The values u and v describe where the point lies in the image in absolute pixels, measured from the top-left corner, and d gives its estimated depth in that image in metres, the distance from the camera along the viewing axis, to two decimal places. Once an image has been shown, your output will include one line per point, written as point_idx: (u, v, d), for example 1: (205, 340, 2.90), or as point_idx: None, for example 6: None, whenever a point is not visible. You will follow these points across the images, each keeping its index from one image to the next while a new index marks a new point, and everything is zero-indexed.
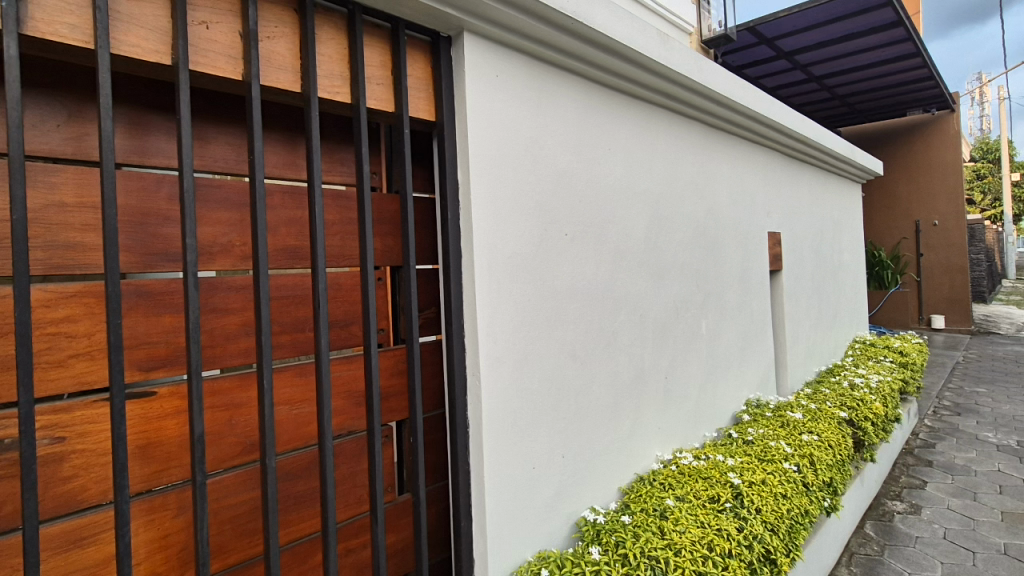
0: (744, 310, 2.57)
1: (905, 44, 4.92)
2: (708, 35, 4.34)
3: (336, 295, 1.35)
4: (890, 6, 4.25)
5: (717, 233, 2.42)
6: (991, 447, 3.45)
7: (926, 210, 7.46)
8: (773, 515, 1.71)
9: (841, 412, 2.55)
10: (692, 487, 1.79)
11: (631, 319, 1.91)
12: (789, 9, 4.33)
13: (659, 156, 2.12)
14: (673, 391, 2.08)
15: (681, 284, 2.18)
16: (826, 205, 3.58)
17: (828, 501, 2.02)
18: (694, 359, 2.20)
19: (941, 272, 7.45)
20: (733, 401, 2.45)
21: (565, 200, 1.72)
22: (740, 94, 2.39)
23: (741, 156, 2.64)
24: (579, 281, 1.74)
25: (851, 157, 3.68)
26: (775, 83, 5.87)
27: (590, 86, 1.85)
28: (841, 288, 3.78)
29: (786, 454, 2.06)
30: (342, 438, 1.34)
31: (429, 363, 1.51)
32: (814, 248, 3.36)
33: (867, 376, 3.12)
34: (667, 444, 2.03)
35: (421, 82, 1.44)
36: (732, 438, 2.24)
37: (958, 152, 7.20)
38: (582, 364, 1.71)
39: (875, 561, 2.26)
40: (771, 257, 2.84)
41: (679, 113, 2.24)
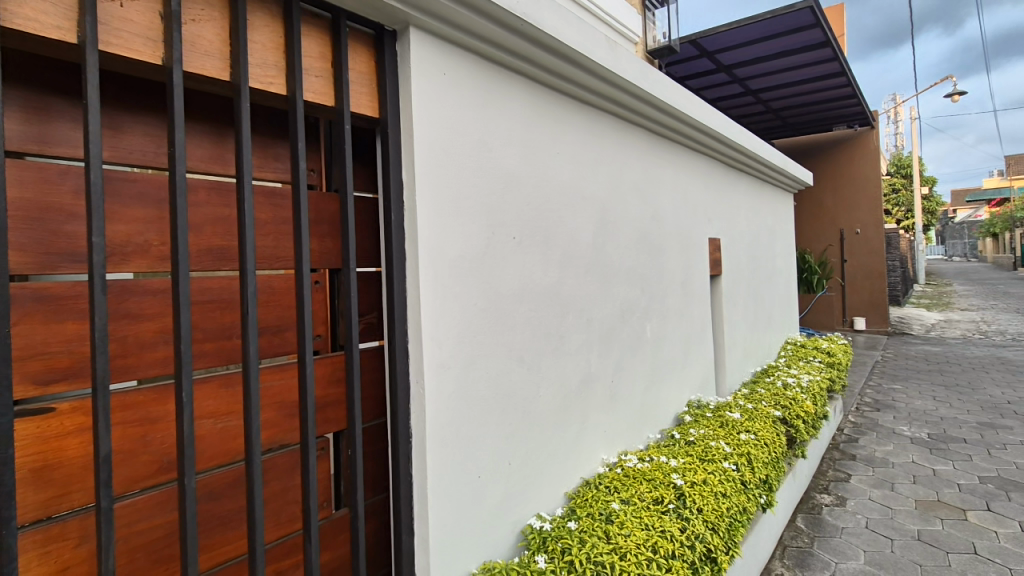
0: (686, 313, 2.64)
1: (831, 63, 5.26)
2: (653, 46, 4.47)
3: (268, 300, 1.27)
4: (819, 28, 4.52)
5: (661, 239, 2.47)
6: (906, 440, 3.73)
7: (849, 220, 8.00)
8: (714, 514, 1.75)
9: (775, 411, 2.67)
10: (637, 489, 1.81)
11: (578, 324, 1.92)
12: (728, 24, 4.52)
13: (607, 162, 2.14)
14: (618, 394, 2.10)
15: (627, 288, 2.21)
16: (762, 213, 3.76)
17: (764, 497, 2.09)
18: (639, 362, 2.24)
19: (863, 277, 8.02)
20: (676, 402, 2.51)
21: (513, 204, 1.69)
22: (683, 104, 2.47)
23: (684, 164, 2.72)
24: (527, 285, 1.72)
25: (784, 168, 3.88)
26: (715, 95, 6.13)
27: (539, 89, 1.84)
28: (775, 291, 3.97)
29: (725, 454, 2.12)
30: (273, 452, 1.25)
31: (369, 370, 1.44)
32: (751, 254, 3.52)
33: (798, 376, 3.29)
34: (612, 447, 2.05)
35: (364, 77, 1.38)
36: (674, 439, 2.29)
37: (877, 166, 7.77)
38: (530, 369, 1.70)
39: (806, 553, 2.36)
40: (712, 262, 2.93)
41: (625, 120, 2.28)
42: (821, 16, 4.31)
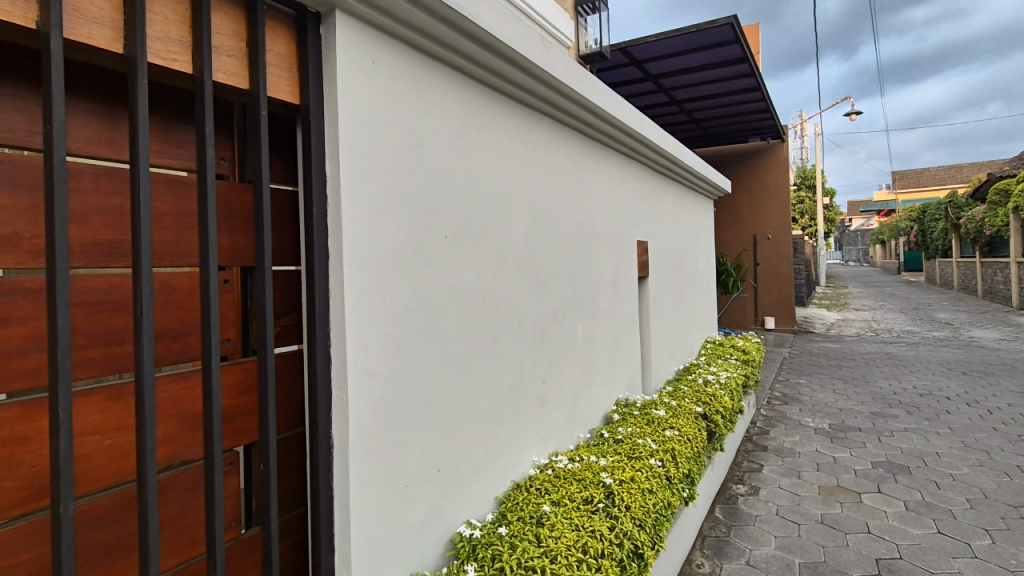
0: (616, 314, 2.70)
1: (747, 78, 5.61)
2: (585, 51, 4.56)
3: (168, 300, 1.14)
4: (738, 44, 4.80)
5: (592, 241, 2.51)
6: (810, 430, 4.05)
7: (762, 226, 8.60)
8: (641, 511, 1.79)
9: (697, 407, 2.80)
10: (567, 489, 1.81)
11: (510, 325, 1.90)
12: (656, 35, 4.69)
13: (540, 163, 2.14)
14: (550, 395, 2.10)
15: (560, 290, 2.21)
16: (686, 218, 3.94)
17: (687, 491, 2.18)
18: (570, 362, 2.26)
19: (773, 279, 8.65)
20: (605, 402, 2.55)
21: (445, 203, 1.64)
22: (614, 109, 2.52)
23: (614, 168, 2.78)
24: (459, 286, 1.68)
25: (706, 176, 4.09)
26: (642, 102, 6.36)
27: (473, 84, 1.80)
28: (697, 292, 4.17)
29: (651, 450, 2.18)
30: (171, 470, 1.13)
31: (284, 376, 1.33)
32: (676, 257, 3.67)
33: (717, 373, 3.48)
34: (544, 448, 2.05)
35: (283, 60, 1.28)
36: (604, 438, 2.32)
37: (786, 177, 8.40)
38: (462, 372, 1.66)
39: (724, 542, 2.49)
40: (640, 263, 3.02)
41: (558, 121, 2.29)
42: (740, 33, 4.58)
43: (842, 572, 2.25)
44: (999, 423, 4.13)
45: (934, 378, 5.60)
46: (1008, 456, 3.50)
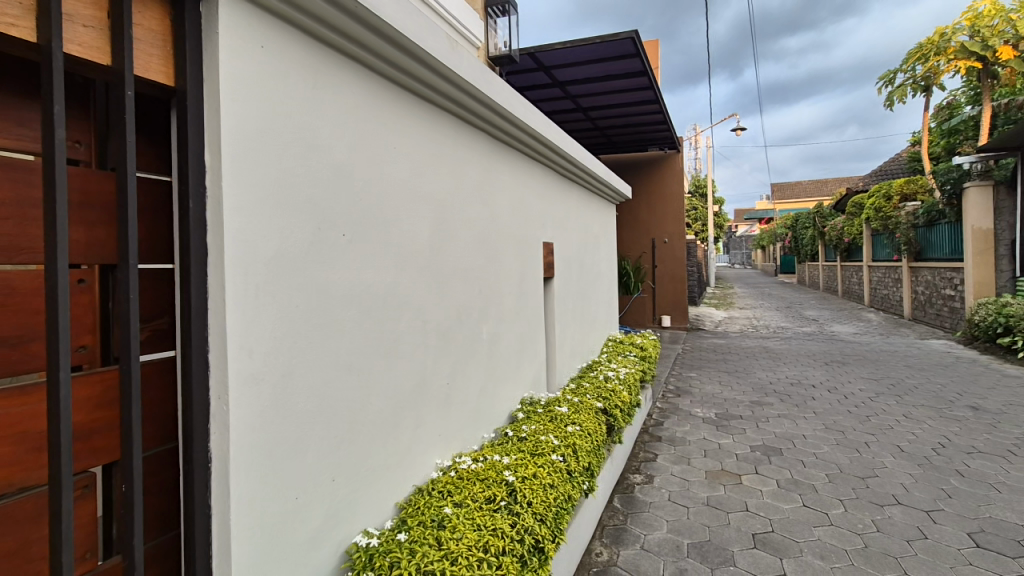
0: (521, 314, 2.75)
1: (646, 90, 5.97)
2: (494, 52, 4.58)
3: (4, 304, 0.98)
4: (638, 58, 5.10)
5: (498, 241, 2.53)
6: (698, 420, 4.38)
7: (659, 231, 9.19)
8: (542, 505, 1.84)
9: (598, 403, 2.92)
10: (469, 490, 1.81)
11: (413, 327, 1.86)
12: (563, 43, 4.83)
13: (446, 162, 2.13)
14: (454, 396, 2.09)
15: (464, 291, 2.21)
16: (589, 221, 4.11)
17: (587, 484, 2.27)
18: (476, 362, 2.26)
19: (668, 281, 9.27)
20: (510, 401, 2.58)
21: (342, 199, 1.57)
22: (520, 112, 2.57)
23: (519, 170, 2.83)
24: (358, 286, 1.61)
25: (607, 182, 4.30)
26: (550, 107, 6.53)
27: (375, 79, 1.75)
28: (599, 292, 4.36)
29: (553, 446, 2.24)
30: (6, 500, 0.98)
31: (153, 386, 1.21)
32: (579, 258, 3.81)
33: (617, 369, 3.66)
34: (448, 450, 2.02)
35: (154, 36, 1.17)
36: (508, 437, 2.34)
37: (680, 185, 9.04)
38: (361, 376, 1.60)
39: (620, 530, 2.62)
40: (545, 265, 3.09)
41: (464, 120, 2.29)
42: (640, 48, 4.86)
43: (724, 549, 2.46)
44: (852, 407, 4.74)
45: (801, 369, 6.30)
46: (858, 434, 4.03)
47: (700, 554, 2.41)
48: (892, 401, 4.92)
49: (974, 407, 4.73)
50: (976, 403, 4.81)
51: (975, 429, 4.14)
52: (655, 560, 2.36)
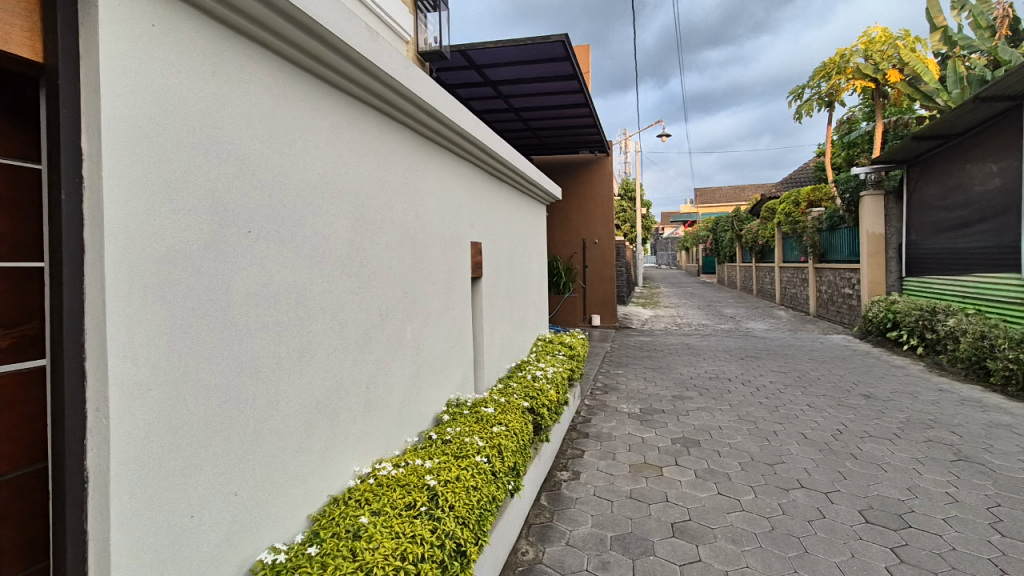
0: (448, 315, 2.71)
1: (577, 94, 6.10)
2: (424, 48, 4.50)
3: None
4: (568, 61, 5.19)
5: (422, 240, 2.47)
6: (624, 415, 4.52)
7: (589, 232, 9.42)
8: (464, 508, 1.82)
9: (525, 402, 2.94)
10: (388, 497, 1.76)
11: (329, 329, 1.78)
12: (494, 42, 4.83)
13: (366, 158, 2.05)
14: (375, 400, 2.02)
15: (387, 291, 2.14)
16: (519, 221, 4.12)
17: (512, 484, 2.28)
18: (399, 364, 2.21)
19: (598, 280, 9.54)
20: (435, 403, 2.53)
21: (247, 194, 1.47)
22: (446, 109, 2.53)
23: (446, 168, 2.79)
24: (266, 286, 1.52)
25: (538, 182, 4.34)
26: (482, 106, 6.51)
27: (287, 68, 1.65)
28: (529, 291, 4.39)
29: (478, 448, 2.22)
30: None
31: (17, 400, 1.07)
32: (509, 258, 3.82)
33: (545, 368, 3.70)
34: (367, 456, 1.95)
35: (18, 6, 1.03)
36: (432, 440, 2.30)
37: (609, 187, 9.31)
38: (269, 383, 1.51)
39: (547, 527, 2.64)
40: (473, 264, 3.07)
41: (387, 114, 2.22)
42: (570, 51, 4.96)
43: (645, 539, 2.55)
44: (763, 398, 5.08)
45: (719, 364, 6.68)
46: (768, 424, 4.32)
47: (622, 546, 2.48)
48: (798, 391, 5.32)
49: (866, 395, 5.21)
50: (868, 392, 5.31)
51: (867, 415, 4.56)
52: (579, 555, 2.40)
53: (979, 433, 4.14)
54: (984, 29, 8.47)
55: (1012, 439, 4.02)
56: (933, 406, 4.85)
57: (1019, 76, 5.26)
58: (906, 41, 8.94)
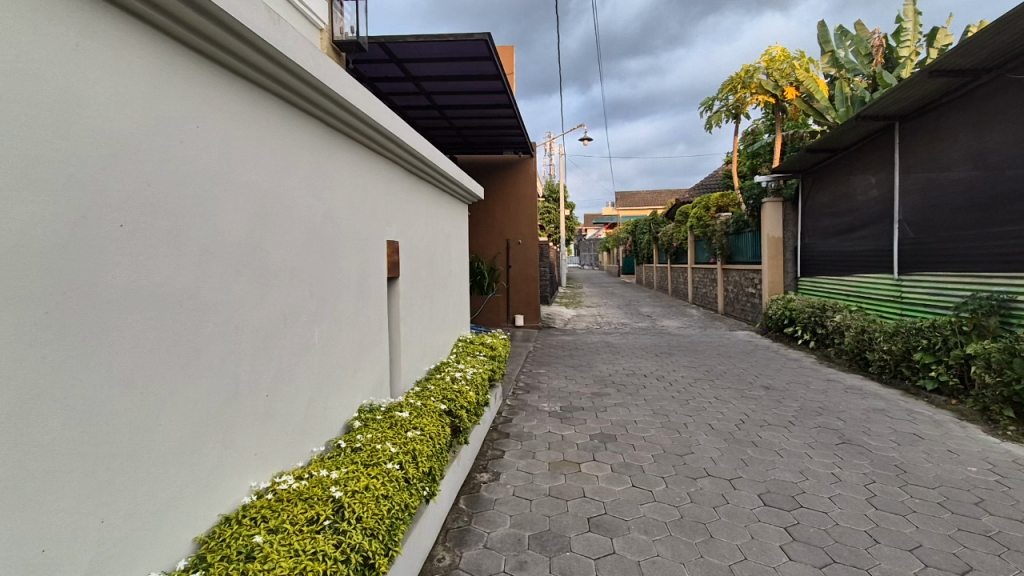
0: (361, 316, 2.60)
1: (501, 94, 6.11)
2: (340, 37, 4.31)
3: None
4: (491, 61, 5.19)
5: (333, 238, 2.35)
6: (544, 414, 4.58)
7: (513, 232, 9.51)
8: (373, 519, 1.75)
9: (442, 405, 2.89)
10: (288, 513, 1.65)
11: (221, 334, 1.63)
12: (415, 36, 4.72)
13: (267, 149, 1.91)
14: (276, 409, 1.89)
15: (291, 292, 2.01)
16: (439, 221, 4.06)
17: (426, 490, 2.23)
18: (304, 369, 2.08)
19: (521, 281, 9.63)
20: (345, 410, 2.42)
21: (122, 183, 1.32)
22: (359, 101, 2.42)
23: (360, 163, 2.68)
24: (145, 285, 1.37)
25: (459, 181, 4.29)
26: (403, 101, 6.35)
27: (174, 47, 1.51)
28: (449, 291, 4.33)
29: (390, 454, 2.14)
30: None
31: None
32: (428, 257, 3.74)
33: (464, 369, 3.65)
34: (266, 470, 1.83)
35: None
36: (340, 449, 2.19)
37: (533, 188, 9.44)
38: (148, 397, 1.36)
39: (464, 531, 2.61)
40: (388, 264, 2.97)
41: (293, 105, 2.09)
42: (493, 51, 4.95)
43: (562, 536, 2.58)
44: (675, 392, 5.36)
45: (635, 361, 6.95)
46: (679, 416, 4.56)
47: (540, 545, 2.50)
48: (706, 385, 5.66)
49: (766, 386, 5.64)
50: (767, 383, 5.76)
51: (766, 405, 4.94)
52: (496, 557, 2.39)
53: (859, 418, 4.61)
54: (865, 55, 9.50)
55: (886, 422, 4.52)
56: (822, 394, 5.34)
57: (891, 98, 5.90)
58: (801, 61, 9.79)
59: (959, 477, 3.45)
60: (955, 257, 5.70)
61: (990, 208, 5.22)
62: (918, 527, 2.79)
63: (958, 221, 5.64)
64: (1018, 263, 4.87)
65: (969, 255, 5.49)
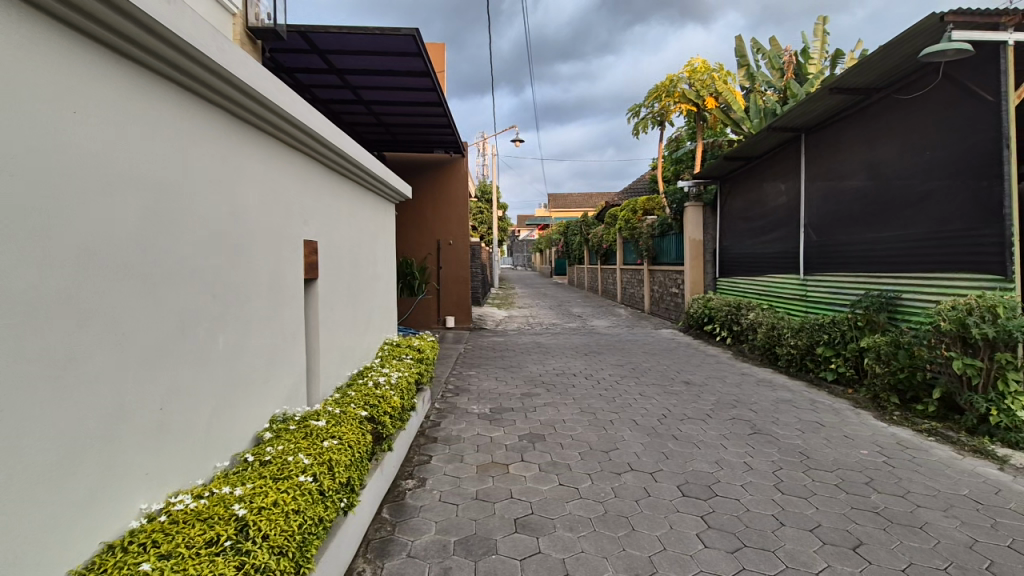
0: (273, 321, 2.46)
1: (431, 92, 6.03)
2: (255, 24, 4.07)
3: None
4: (420, 58, 5.11)
5: (241, 238, 2.21)
6: (473, 416, 4.55)
7: (444, 233, 9.42)
8: (281, 537, 1.66)
9: (363, 412, 2.80)
10: (183, 536, 1.53)
11: (106, 342, 1.48)
12: (338, 28, 4.55)
13: (163, 140, 1.76)
14: (172, 423, 1.74)
15: (191, 296, 1.86)
16: (363, 220, 3.93)
17: (344, 501, 2.16)
18: (206, 380, 1.93)
19: (452, 282, 9.56)
20: (254, 421, 2.27)
21: None
22: (272, 93, 2.30)
23: (274, 158, 2.54)
24: (10, 289, 1.21)
25: (385, 180, 4.18)
26: (327, 95, 6.11)
27: (49, 21, 1.35)
28: (374, 293, 4.20)
29: (303, 466, 2.03)
30: None
31: None
32: (351, 258, 3.61)
33: (388, 374, 3.55)
34: (159, 490, 1.67)
35: None
36: (247, 463, 2.06)
37: (464, 189, 9.40)
38: (10, 416, 1.20)
39: (387, 541, 2.53)
40: (306, 265, 2.83)
41: (195, 93, 1.94)
42: (421, 48, 4.87)
43: (488, 539, 2.57)
44: (602, 390, 5.51)
45: (565, 360, 7.08)
46: (605, 413, 4.69)
47: (465, 549, 2.48)
48: (631, 382, 5.86)
49: (686, 382, 5.93)
50: (688, 379, 6.06)
51: (686, 400, 5.19)
52: (420, 565, 2.34)
53: (769, 409, 4.95)
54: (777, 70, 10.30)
55: (792, 412, 4.88)
56: (737, 388, 5.69)
57: (796, 112, 6.40)
58: (720, 73, 10.40)
59: (853, 459, 3.78)
60: (851, 259, 6.26)
61: (880, 215, 5.77)
62: (817, 508, 3.03)
63: (853, 226, 6.20)
64: (902, 264, 5.43)
65: (862, 257, 6.05)
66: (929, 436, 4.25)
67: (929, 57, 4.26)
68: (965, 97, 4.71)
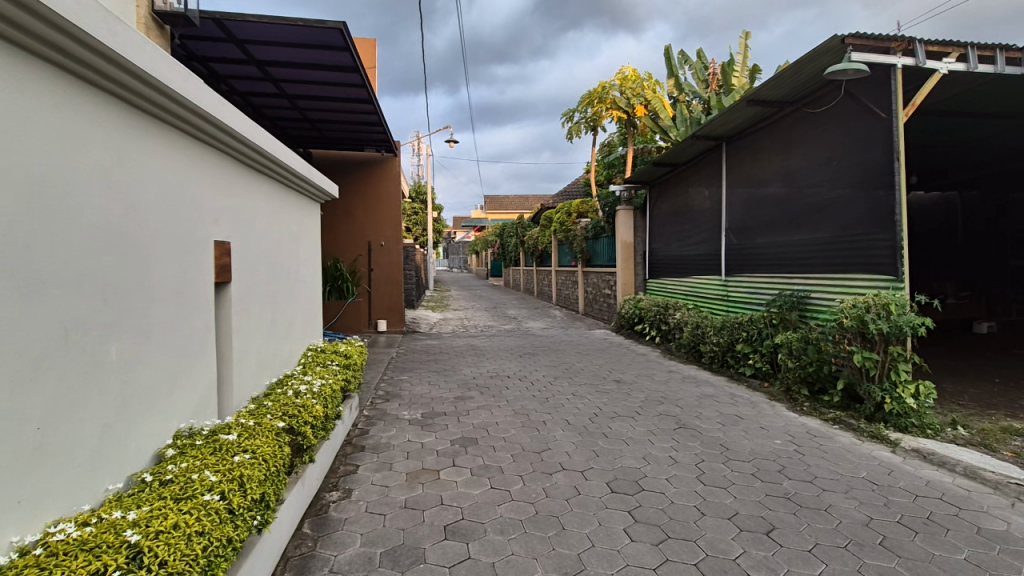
0: (178, 328, 2.28)
1: (361, 88, 5.85)
2: (161, 7, 3.78)
3: None
4: (348, 52, 4.94)
5: (138, 239, 2.02)
6: (404, 423, 4.45)
7: (376, 234, 9.19)
8: (181, 562, 1.55)
9: (280, 422, 2.66)
10: (64, 570, 1.37)
11: None
12: (258, 16, 4.32)
13: (43, 128, 1.57)
14: (53, 444, 1.56)
15: (76, 302, 1.68)
16: (283, 220, 3.75)
17: (256, 519, 2.04)
18: (95, 396, 1.75)
19: (385, 285, 9.33)
20: (154, 436, 2.09)
21: None
22: (176, 83, 2.13)
23: (180, 153, 2.36)
24: None
25: (308, 178, 4.00)
26: (248, 86, 5.77)
27: None
28: (296, 297, 4.00)
29: (209, 484, 1.90)
30: None
31: None
32: (269, 260, 3.42)
33: (310, 382, 3.39)
34: (36, 519, 1.49)
35: None
36: (144, 484, 1.89)
37: (397, 189, 9.21)
38: None
39: (307, 558, 2.41)
40: (217, 268, 2.65)
41: (86, 80, 1.76)
42: (349, 42, 4.72)
43: (416, 548, 2.52)
44: (535, 391, 5.57)
45: (499, 363, 7.09)
46: (538, 414, 4.73)
47: (393, 560, 2.41)
48: (564, 382, 5.96)
49: (617, 380, 6.12)
50: (618, 377, 6.24)
51: (616, 398, 5.35)
52: None
53: (692, 404, 5.19)
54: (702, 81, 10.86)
55: (714, 406, 5.14)
56: (664, 385, 5.92)
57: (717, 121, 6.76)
58: (649, 82, 10.83)
59: (768, 449, 4.03)
60: (767, 261, 6.68)
61: (792, 220, 6.21)
62: (734, 497, 3.20)
63: (769, 230, 6.62)
64: (811, 266, 5.86)
65: (776, 259, 6.49)
66: (834, 424, 4.62)
67: (832, 75, 4.62)
68: (862, 113, 5.17)
